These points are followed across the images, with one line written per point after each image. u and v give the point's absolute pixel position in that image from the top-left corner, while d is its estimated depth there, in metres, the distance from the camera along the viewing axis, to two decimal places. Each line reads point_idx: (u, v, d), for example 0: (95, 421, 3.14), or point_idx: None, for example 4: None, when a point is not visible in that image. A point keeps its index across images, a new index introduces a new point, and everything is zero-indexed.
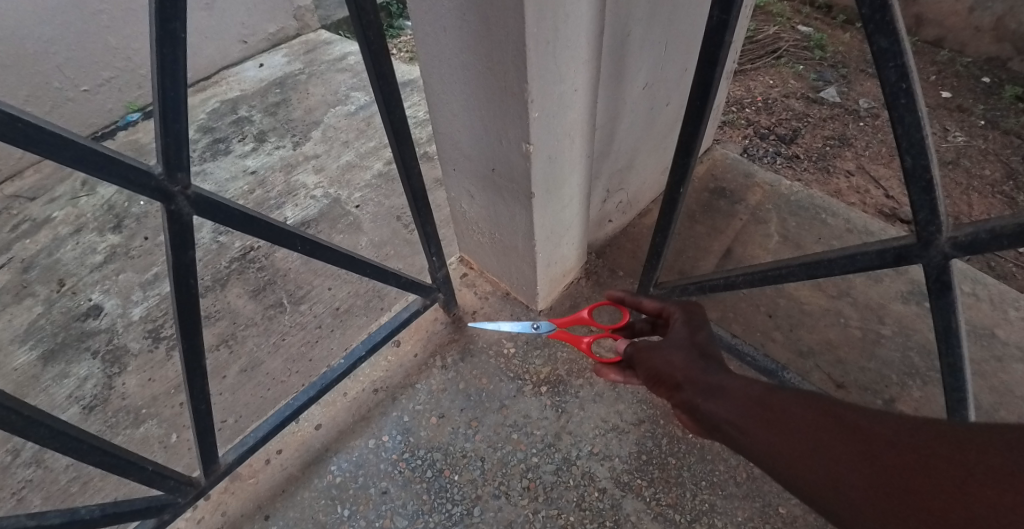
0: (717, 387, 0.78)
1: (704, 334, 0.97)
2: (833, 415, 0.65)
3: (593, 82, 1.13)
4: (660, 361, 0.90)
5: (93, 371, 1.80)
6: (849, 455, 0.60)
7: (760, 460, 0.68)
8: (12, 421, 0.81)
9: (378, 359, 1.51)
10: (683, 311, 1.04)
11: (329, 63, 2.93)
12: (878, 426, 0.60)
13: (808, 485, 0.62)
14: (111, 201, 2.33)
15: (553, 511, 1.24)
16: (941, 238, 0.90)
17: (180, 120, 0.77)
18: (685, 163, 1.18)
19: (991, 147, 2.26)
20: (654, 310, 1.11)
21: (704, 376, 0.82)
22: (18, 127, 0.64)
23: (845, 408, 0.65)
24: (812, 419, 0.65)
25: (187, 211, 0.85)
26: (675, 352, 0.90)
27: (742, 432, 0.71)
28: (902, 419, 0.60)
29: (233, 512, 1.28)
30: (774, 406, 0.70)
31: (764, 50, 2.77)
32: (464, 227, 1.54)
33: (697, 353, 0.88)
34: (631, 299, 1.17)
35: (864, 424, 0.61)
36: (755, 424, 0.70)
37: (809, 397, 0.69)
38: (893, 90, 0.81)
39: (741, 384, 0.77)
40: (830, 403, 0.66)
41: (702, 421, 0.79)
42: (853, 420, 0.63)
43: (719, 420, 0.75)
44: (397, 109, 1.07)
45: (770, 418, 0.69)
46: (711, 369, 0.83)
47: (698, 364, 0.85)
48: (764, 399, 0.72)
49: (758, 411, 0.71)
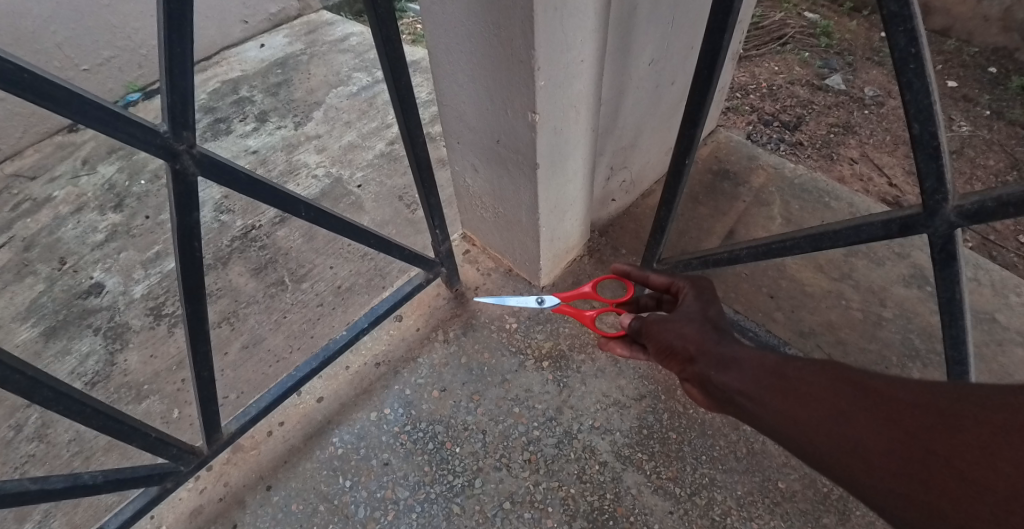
0: (731, 359, 0.78)
1: (715, 308, 0.96)
2: (851, 381, 0.65)
3: (599, 52, 1.12)
4: (671, 333, 0.89)
5: (95, 347, 1.81)
6: (870, 422, 0.60)
7: (776, 431, 0.68)
8: (16, 381, 0.81)
9: (380, 333, 1.51)
10: (692, 285, 1.03)
11: (330, 44, 2.89)
12: (898, 390, 0.60)
13: (827, 453, 0.62)
14: (111, 181, 2.31)
15: (554, 484, 1.25)
16: (947, 207, 0.90)
17: (187, 78, 0.77)
18: (691, 135, 1.16)
19: (996, 137, 2.25)
20: (662, 284, 1.10)
21: (717, 349, 0.81)
22: (25, 77, 0.64)
23: (863, 376, 0.65)
24: (830, 387, 0.65)
25: (192, 171, 0.85)
26: (688, 326, 0.89)
27: (758, 402, 0.71)
28: (919, 383, 0.60)
29: (235, 483, 1.29)
30: (790, 376, 0.70)
31: (770, 36, 2.74)
32: (467, 202, 1.54)
33: (710, 327, 0.88)
34: (637, 273, 1.16)
35: (883, 389, 0.61)
36: (770, 394, 0.70)
37: (826, 366, 0.68)
38: (902, 55, 0.81)
39: (755, 355, 0.76)
40: (848, 371, 0.66)
41: (715, 393, 0.79)
42: (871, 386, 0.63)
43: (733, 391, 0.75)
44: (403, 76, 1.06)
45: (786, 388, 0.69)
46: (724, 341, 0.83)
47: (711, 337, 0.84)
48: (780, 369, 0.72)
49: (773, 381, 0.71)
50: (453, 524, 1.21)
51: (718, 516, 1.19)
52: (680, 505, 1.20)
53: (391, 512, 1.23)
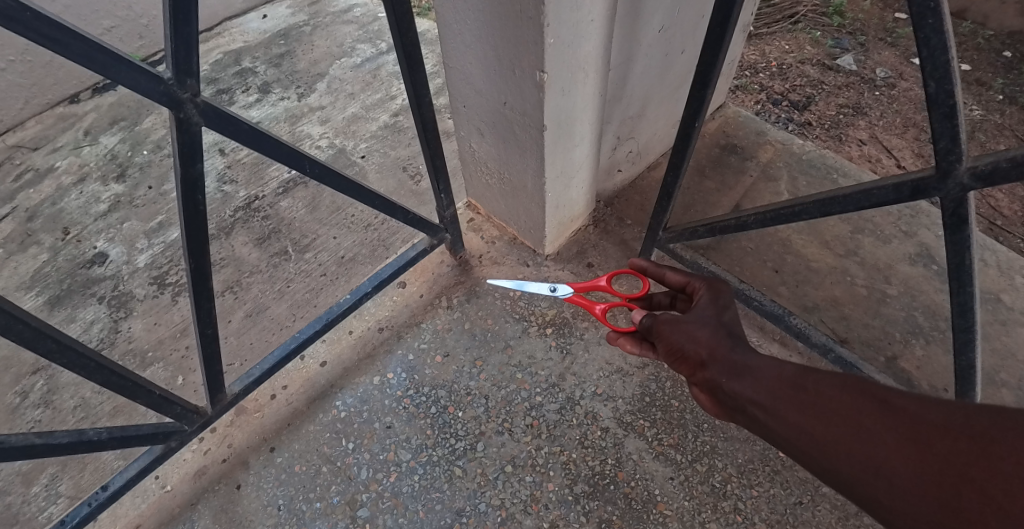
0: (745, 367, 0.72)
1: (730, 311, 0.90)
2: (875, 397, 0.60)
3: (610, 13, 1.10)
4: (682, 335, 0.83)
5: (99, 315, 1.82)
6: (896, 441, 0.55)
7: (791, 445, 0.63)
8: (21, 331, 0.81)
9: (384, 299, 1.51)
10: (708, 286, 0.99)
11: (334, 15, 2.84)
12: (927, 409, 0.55)
13: (847, 471, 0.57)
14: (114, 151, 2.30)
15: (555, 448, 1.25)
16: (960, 168, 0.89)
17: (191, 23, 0.75)
18: (701, 97, 1.14)
19: (1008, 122, 2.21)
20: (679, 283, 1.07)
21: (731, 354, 0.75)
22: (26, 16, 0.63)
23: (890, 391, 0.59)
24: (853, 402, 0.60)
25: (196, 121, 0.84)
26: (700, 328, 0.83)
27: (773, 415, 0.66)
28: (947, 400, 0.55)
29: (238, 444, 1.30)
30: (809, 389, 0.64)
31: (781, 14, 2.68)
32: (472, 168, 1.52)
33: (723, 331, 0.82)
34: (654, 270, 1.13)
35: (911, 408, 0.56)
36: (788, 407, 0.65)
37: (848, 378, 0.63)
38: (919, 9, 0.79)
39: (771, 364, 0.70)
40: (874, 385, 0.61)
41: (726, 402, 0.73)
42: (899, 402, 0.58)
43: (746, 402, 0.69)
44: (410, 31, 1.03)
45: (804, 400, 0.64)
46: (738, 347, 0.77)
47: (725, 341, 0.78)
48: (799, 380, 0.66)
49: (791, 393, 0.65)
50: (455, 486, 1.22)
51: (718, 483, 1.20)
52: (680, 471, 1.21)
53: (393, 474, 1.24)
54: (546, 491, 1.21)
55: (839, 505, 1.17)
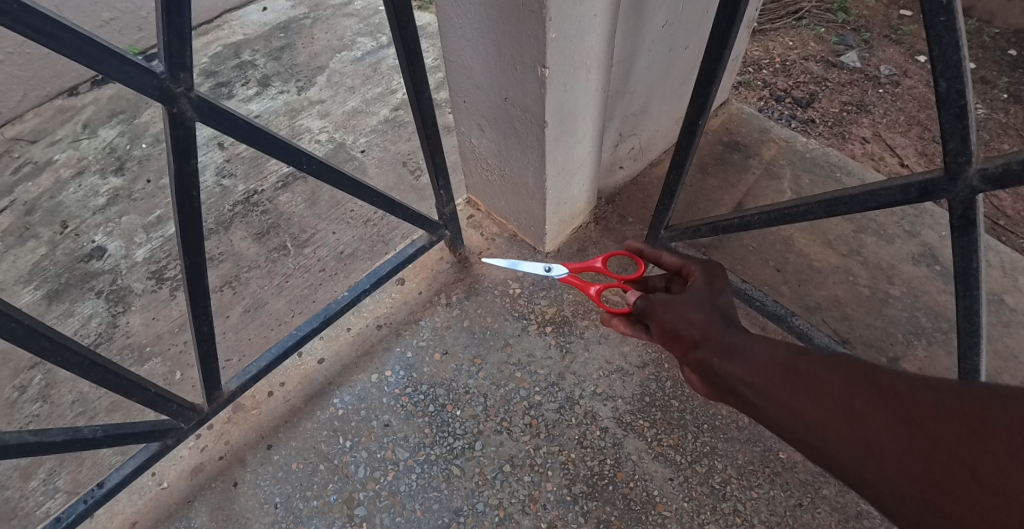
0: (737, 348, 0.71)
1: (725, 296, 0.88)
2: (866, 377, 0.57)
3: (613, 8, 1.08)
4: (675, 317, 0.83)
5: (97, 310, 1.81)
6: (885, 421, 0.53)
7: (780, 426, 0.62)
8: (13, 329, 0.80)
9: (383, 295, 1.50)
10: (704, 270, 0.97)
11: (334, 8, 2.81)
12: (919, 389, 0.53)
13: (834, 450, 0.55)
14: (112, 145, 2.28)
15: (554, 448, 1.25)
16: (969, 169, 0.87)
17: (184, 15, 0.73)
18: (705, 95, 1.12)
19: (1013, 121, 2.19)
20: (674, 267, 1.05)
21: (724, 336, 0.74)
22: (14, 8, 0.61)
23: (883, 372, 0.57)
24: (843, 383, 0.58)
25: (190, 116, 0.83)
26: (694, 310, 0.82)
27: (762, 395, 0.65)
28: (940, 381, 0.52)
29: (236, 441, 1.29)
30: (799, 371, 0.63)
31: (785, 10, 2.65)
32: (473, 164, 1.50)
33: (717, 313, 0.80)
34: (650, 252, 1.12)
35: (902, 390, 0.54)
36: (777, 387, 0.63)
37: (840, 360, 0.61)
38: (932, 7, 0.77)
39: (764, 346, 0.69)
40: (866, 367, 0.59)
41: (719, 384, 0.73)
42: (891, 384, 0.55)
43: (737, 382, 0.68)
44: (409, 25, 1.02)
45: (793, 381, 0.62)
46: (731, 330, 0.75)
47: (718, 324, 0.77)
48: (790, 362, 0.64)
49: (782, 374, 0.64)
50: (453, 485, 1.21)
51: (718, 484, 1.19)
52: (680, 472, 1.20)
53: (391, 472, 1.23)
54: (544, 490, 1.20)
55: (838, 507, 1.16)
